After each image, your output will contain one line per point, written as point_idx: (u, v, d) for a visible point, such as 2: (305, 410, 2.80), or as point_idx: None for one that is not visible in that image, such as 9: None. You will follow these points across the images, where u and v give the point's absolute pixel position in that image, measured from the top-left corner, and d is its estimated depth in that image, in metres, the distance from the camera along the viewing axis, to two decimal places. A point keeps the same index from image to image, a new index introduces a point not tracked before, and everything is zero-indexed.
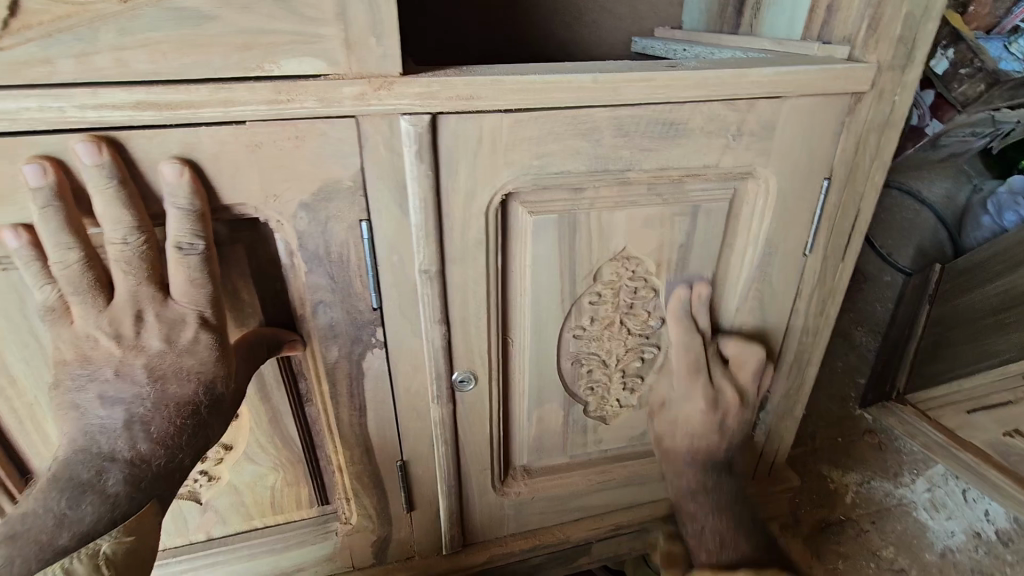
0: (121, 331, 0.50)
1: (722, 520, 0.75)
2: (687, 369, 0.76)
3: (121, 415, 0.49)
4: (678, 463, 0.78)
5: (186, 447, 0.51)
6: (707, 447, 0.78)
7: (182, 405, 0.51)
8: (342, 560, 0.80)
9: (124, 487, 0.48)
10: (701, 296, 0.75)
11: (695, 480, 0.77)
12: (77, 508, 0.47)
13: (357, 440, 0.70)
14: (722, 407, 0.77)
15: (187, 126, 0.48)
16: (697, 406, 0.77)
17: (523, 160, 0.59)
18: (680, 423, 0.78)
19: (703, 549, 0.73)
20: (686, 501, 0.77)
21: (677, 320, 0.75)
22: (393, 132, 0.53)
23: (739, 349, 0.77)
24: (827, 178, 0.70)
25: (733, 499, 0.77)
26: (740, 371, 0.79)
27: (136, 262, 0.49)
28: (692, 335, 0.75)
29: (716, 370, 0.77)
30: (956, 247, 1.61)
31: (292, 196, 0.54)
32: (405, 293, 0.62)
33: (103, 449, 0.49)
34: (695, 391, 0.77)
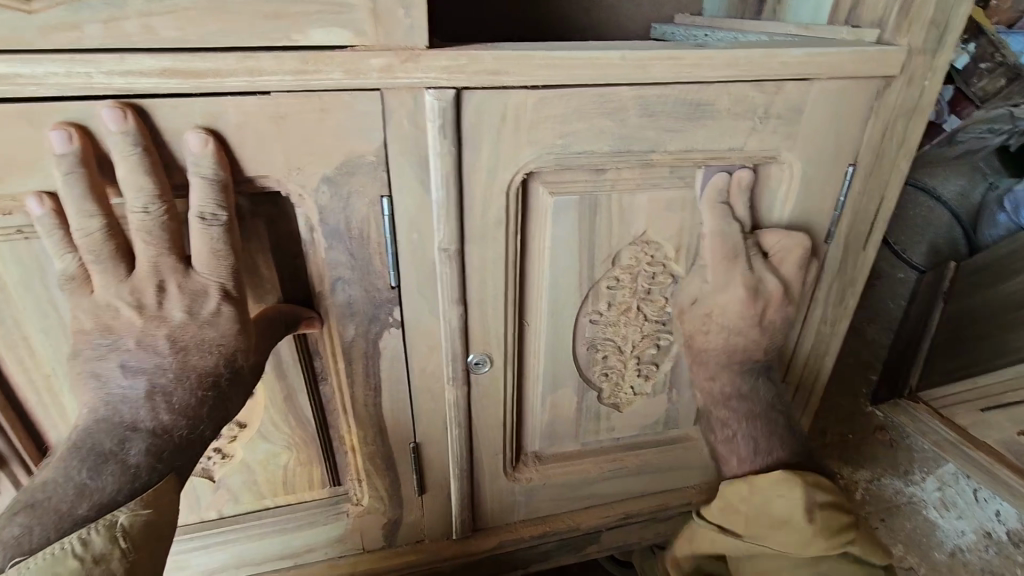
0: (143, 300, 0.50)
1: (758, 426, 0.73)
2: (723, 257, 0.69)
3: (143, 385, 0.49)
4: (709, 365, 0.74)
5: (207, 418, 0.51)
6: (744, 346, 0.72)
7: (203, 376, 0.51)
8: (352, 542, 0.80)
9: (145, 458, 0.48)
10: (742, 183, 0.68)
11: (730, 383, 0.74)
12: (99, 477, 0.46)
13: (372, 419, 0.69)
14: (763, 297, 0.70)
15: (212, 95, 0.48)
16: (733, 296, 0.69)
17: (547, 140, 0.58)
18: (714, 318, 0.71)
19: (733, 454, 0.73)
20: (716, 408, 0.74)
21: (712, 207, 0.67)
22: (418, 107, 0.53)
23: (784, 240, 0.70)
24: (852, 165, 0.69)
25: (769, 402, 0.74)
26: (783, 265, 0.71)
27: (159, 232, 0.49)
28: (729, 220, 0.68)
29: (755, 259, 0.70)
30: (971, 244, 1.61)
31: (314, 169, 0.53)
32: (423, 273, 0.61)
33: (125, 419, 0.48)
34: (733, 278, 0.69)
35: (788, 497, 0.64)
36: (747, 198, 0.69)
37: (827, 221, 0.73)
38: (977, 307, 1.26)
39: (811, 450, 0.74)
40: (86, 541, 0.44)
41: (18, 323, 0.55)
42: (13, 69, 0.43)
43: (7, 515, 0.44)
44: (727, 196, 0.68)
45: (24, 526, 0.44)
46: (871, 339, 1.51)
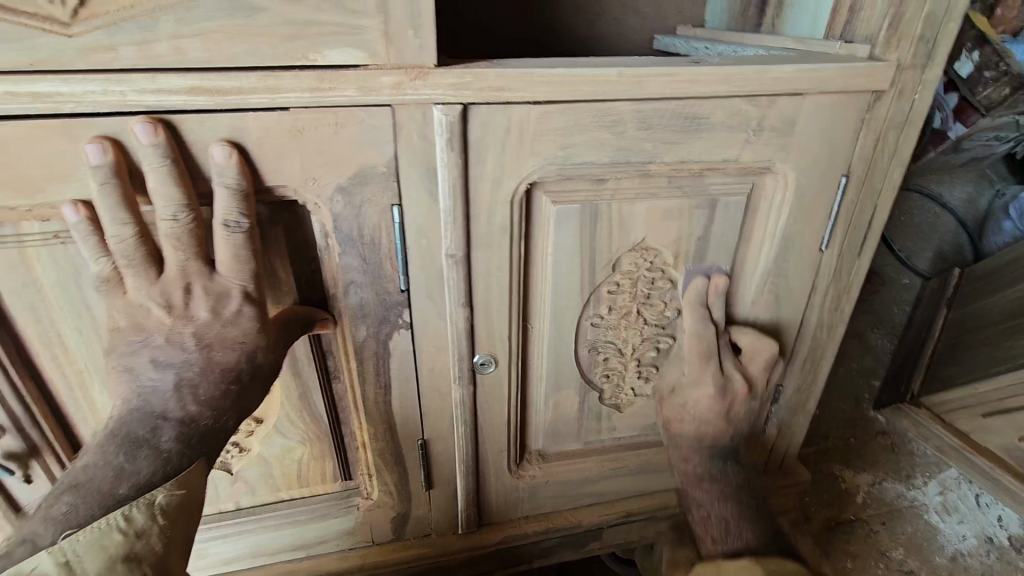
0: (171, 301, 0.53)
1: (727, 508, 0.76)
2: (698, 357, 0.76)
3: (172, 378, 0.53)
4: (684, 449, 0.80)
5: (230, 411, 0.54)
6: (713, 435, 0.79)
7: (227, 370, 0.54)
8: (362, 534, 0.83)
9: (175, 445, 0.52)
10: (718, 287, 0.76)
11: (700, 467, 0.79)
12: (135, 461, 0.50)
13: (381, 417, 0.73)
14: (731, 396, 0.78)
15: (235, 110, 0.52)
16: (705, 392, 0.77)
17: (549, 151, 0.61)
18: (688, 412, 0.79)
19: (708, 533, 0.75)
20: (692, 487, 0.78)
21: (693, 308, 0.76)
22: (427, 120, 0.56)
23: (752, 341, 0.78)
24: (845, 175, 0.71)
25: (740, 487, 0.78)
26: (750, 363, 0.80)
27: (187, 238, 0.52)
28: (705, 324, 0.76)
29: (726, 359, 0.78)
30: (976, 250, 1.62)
31: (329, 179, 0.57)
32: (432, 278, 0.65)
33: (157, 409, 0.52)
34: (705, 377, 0.77)
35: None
36: (722, 300, 0.77)
37: (802, 298, 0.80)
38: (977, 314, 1.26)
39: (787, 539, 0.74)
40: (129, 517, 0.47)
41: (52, 322, 0.59)
42: (56, 88, 0.47)
43: (54, 495, 0.48)
44: (707, 299, 0.77)
45: (71, 503, 0.47)
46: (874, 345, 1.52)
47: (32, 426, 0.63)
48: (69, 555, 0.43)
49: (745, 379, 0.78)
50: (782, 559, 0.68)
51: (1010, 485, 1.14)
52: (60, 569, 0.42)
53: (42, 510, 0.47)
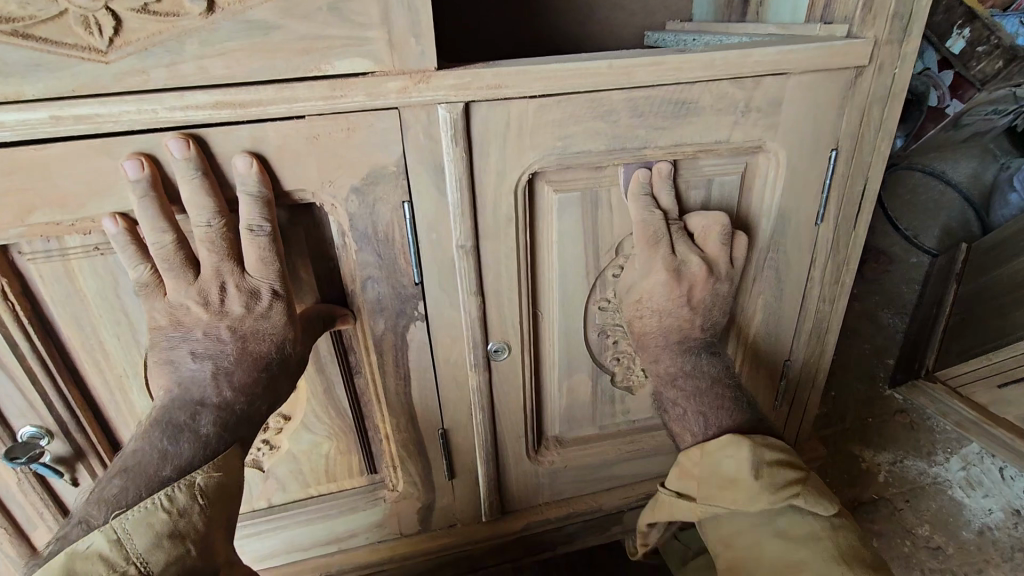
0: (208, 298, 0.57)
1: (706, 401, 0.74)
2: (647, 239, 0.72)
3: (209, 367, 0.57)
4: (652, 346, 0.77)
5: (262, 395, 0.58)
6: (674, 323, 0.76)
7: (259, 359, 0.58)
8: (390, 526, 0.86)
9: (213, 428, 0.55)
10: (663, 173, 0.71)
11: (673, 365, 0.76)
12: (178, 445, 0.53)
13: (403, 408, 0.76)
14: (686, 279, 0.74)
15: (256, 123, 0.56)
16: (656, 280, 0.73)
17: (548, 142, 0.65)
18: (643, 302, 0.75)
19: (686, 430, 0.74)
20: (665, 387, 0.77)
21: (638, 202, 0.71)
22: (431, 120, 0.60)
23: (704, 220, 0.74)
24: (835, 149, 0.74)
25: (716, 375, 0.76)
26: (706, 243, 0.75)
27: (219, 242, 0.56)
28: (650, 210, 0.71)
29: (678, 240, 0.73)
30: (983, 223, 1.66)
31: (345, 181, 0.61)
32: (444, 268, 0.68)
33: (196, 397, 0.56)
34: (655, 263, 0.72)
35: (732, 454, 0.66)
36: (669, 184, 0.72)
37: (810, 241, 0.80)
38: (989, 286, 1.28)
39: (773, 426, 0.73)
40: (172, 497, 0.49)
41: (93, 329, 0.63)
42: (95, 110, 0.52)
43: (107, 479, 0.51)
44: (652, 186, 0.72)
45: (121, 485, 0.50)
46: (885, 324, 1.53)
47: (78, 431, 0.67)
48: (120, 532, 0.46)
49: (701, 261, 0.73)
50: (768, 441, 0.67)
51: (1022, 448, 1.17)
52: (113, 546, 0.45)
53: (96, 493, 0.51)
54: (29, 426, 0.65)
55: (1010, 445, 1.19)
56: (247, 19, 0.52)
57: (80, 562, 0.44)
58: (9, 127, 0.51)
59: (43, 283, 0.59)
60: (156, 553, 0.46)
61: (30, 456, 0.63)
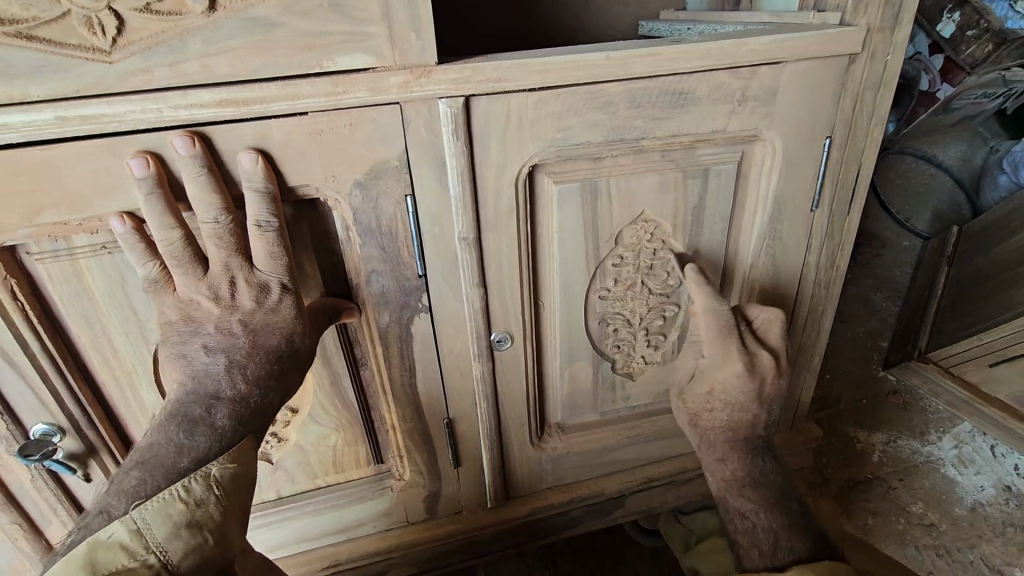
0: (218, 292, 0.58)
1: (775, 519, 0.76)
2: (717, 334, 0.78)
3: (223, 360, 0.58)
4: (716, 442, 0.82)
5: (274, 388, 0.59)
6: (745, 420, 0.82)
7: (270, 352, 0.59)
8: (397, 515, 0.88)
9: (228, 420, 0.56)
10: None
11: (740, 470, 0.80)
12: (194, 437, 0.54)
13: (409, 399, 0.77)
14: (759, 372, 0.80)
15: (258, 119, 0.57)
16: (732, 371, 0.79)
17: (547, 134, 0.66)
18: (715, 394, 0.81)
19: (754, 547, 0.75)
20: (733, 493, 0.80)
21: (702, 290, 0.77)
22: (432, 115, 0.61)
23: (763, 313, 0.80)
24: (829, 137, 0.75)
25: (780, 493, 0.79)
26: (768, 336, 0.81)
27: (227, 237, 0.57)
28: (719, 300, 0.77)
29: (747, 335, 0.80)
30: (974, 206, 1.68)
31: (347, 176, 0.62)
32: (447, 260, 0.69)
33: (210, 390, 0.57)
34: (729, 357, 0.79)
35: None
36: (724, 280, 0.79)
37: (805, 229, 0.82)
38: (978, 268, 1.30)
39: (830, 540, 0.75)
40: (188, 488, 0.49)
41: (102, 327, 0.64)
42: (100, 110, 0.52)
43: (124, 471, 0.52)
44: (711, 272, 0.78)
45: (140, 477, 0.51)
46: (879, 308, 1.55)
47: (90, 427, 0.68)
48: (139, 523, 0.46)
49: (771, 356, 0.80)
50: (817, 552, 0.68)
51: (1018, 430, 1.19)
52: (133, 535, 0.45)
53: (115, 485, 0.51)
54: (41, 423, 0.66)
55: (1004, 424, 1.22)
56: (249, 17, 0.53)
57: (101, 553, 0.43)
58: (16, 128, 0.51)
59: (51, 282, 0.60)
60: (176, 541, 0.46)
61: (43, 454, 0.64)
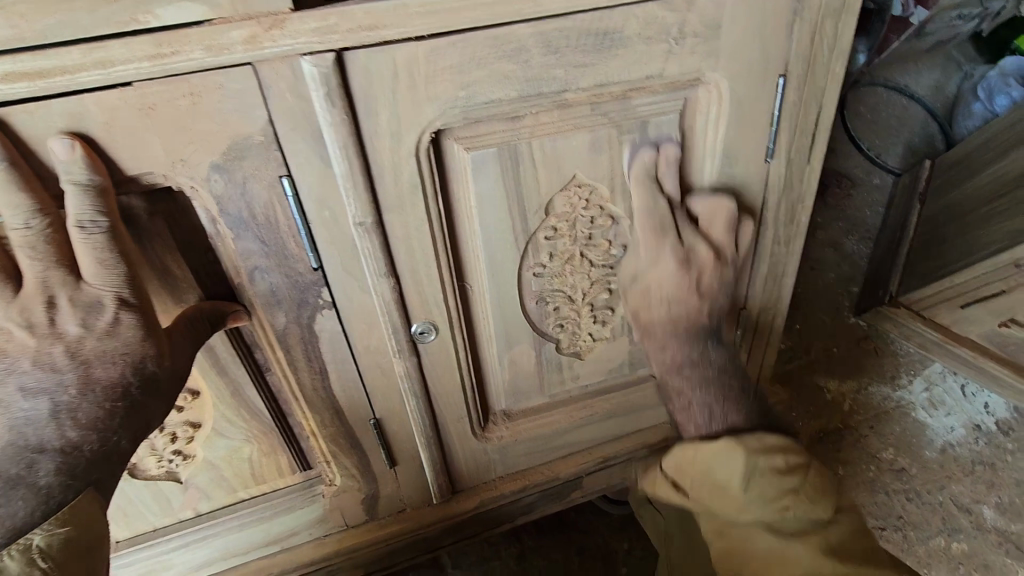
0: (33, 319, 0.48)
1: (710, 392, 0.72)
2: (652, 233, 0.69)
3: (46, 404, 0.49)
4: (659, 338, 0.74)
5: (120, 430, 0.51)
6: (686, 314, 0.73)
7: (111, 388, 0.50)
8: (335, 519, 0.81)
9: (55, 478, 0.49)
10: (669, 158, 0.67)
11: (682, 351, 0.73)
12: (10, 504, 0.48)
13: (326, 403, 0.69)
14: (696, 266, 0.71)
15: (68, 95, 0.45)
16: (665, 269, 0.71)
17: (448, 93, 0.55)
18: (651, 292, 0.72)
19: (690, 421, 0.72)
20: (671, 375, 0.74)
21: (640, 186, 0.67)
22: (297, 76, 0.49)
23: (709, 205, 0.70)
24: (784, 75, 0.65)
25: (721, 368, 0.73)
26: (711, 229, 0.72)
27: (43, 245, 0.47)
28: (652, 196, 0.68)
29: (684, 227, 0.71)
30: (947, 138, 1.61)
31: (200, 158, 0.51)
32: (345, 249, 0.59)
33: (31, 442, 0.49)
34: (662, 255, 0.70)
35: (728, 462, 0.63)
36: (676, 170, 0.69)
37: (760, 185, 0.73)
38: (954, 204, 1.23)
39: (777, 422, 0.73)
40: (2, 567, 0.46)
41: None
42: None
43: None
44: (656, 170, 0.68)
45: None
46: (850, 252, 1.46)
47: None
48: None
49: (720, 315, 0.76)
50: (763, 438, 0.65)
51: (992, 369, 1.17)
52: None
53: None
54: None
55: (976, 364, 1.18)
56: None
57: None
58: None
59: None
60: None
61: None
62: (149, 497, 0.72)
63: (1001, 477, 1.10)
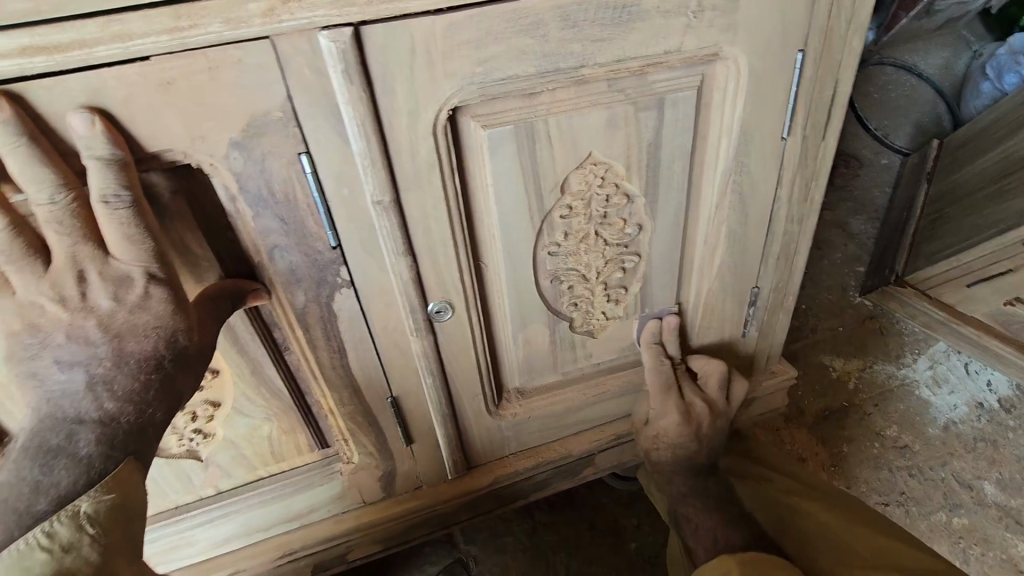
0: (65, 295, 0.49)
1: (712, 517, 0.81)
2: (659, 388, 0.86)
3: (82, 376, 0.49)
4: (663, 458, 0.88)
5: (156, 401, 0.51)
6: (689, 455, 0.87)
7: (145, 359, 0.50)
8: (353, 497, 0.83)
9: (95, 449, 0.49)
10: (671, 327, 0.84)
11: (682, 484, 0.86)
12: (53, 473, 0.47)
13: (344, 381, 0.70)
14: (696, 419, 0.86)
15: (86, 69, 0.45)
16: (672, 419, 0.85)
17: (465, 69, 0.54)
18: (660, 437, 0.87)
19: (700, 545, 0.79)
20: (680, 504, 0.84)
21: (648, 348, 0.85)
22: (315, 51, 0.49)
23: (705, 364, 0.87)
24: (801, 50, 0.65)
25: (721, 500, 0.83)
26: (707, 384, 0.88)
27: (69, 220, 0.48)
28: (661, 360, 0.85)
29: (686, 386, 0.87)
30: (954, 117, 1.60)
31: (219, 134, 0.50)
32: (363, 227, 0.59)
33: (70, 413, 0.49)
34: (669, 406, 0.85)
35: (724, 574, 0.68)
36: (687, 162, 0.70)
37: (774, 163, 0.73)
38: (961, 183, 1.22)
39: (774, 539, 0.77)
40: (52, 532, 0.44)
41: None
42: None
43: None
44: (660, 336, 0.85)
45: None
46: (856, 232, 1.46)
47: None
48: None
49: (704, 403, 0.86)
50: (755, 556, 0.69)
51: (997, 349, 1.18)
52: None
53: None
54: None
55: (981, 343, 1.19)
56: None
57: None
58: None
59: None
60: None
61: None
62: (170, 475, 0.73)
63: (1003, 454, 1.11)
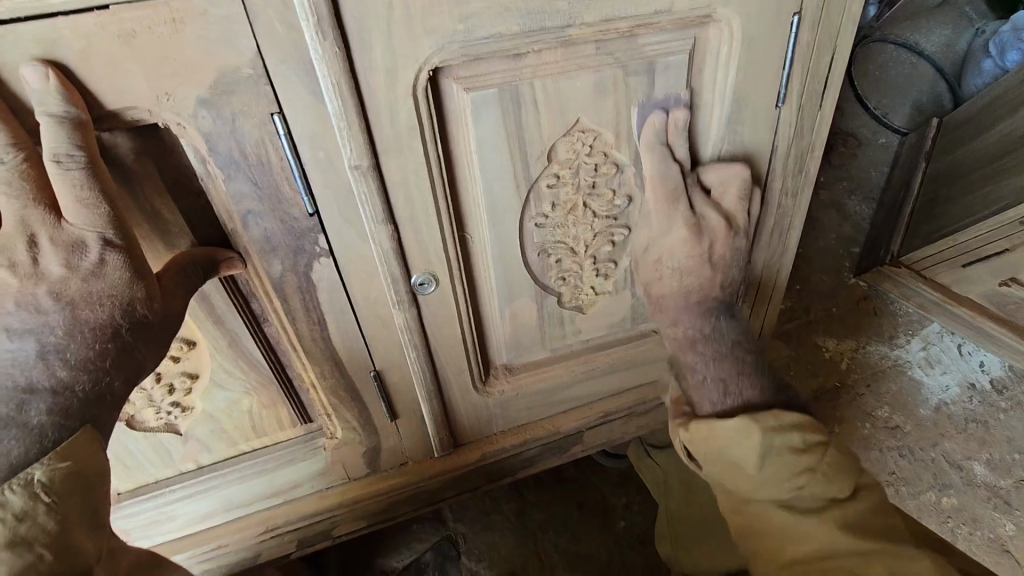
0: (14, 260, 0.46)
1: (724, 367, 0.70)
2: (664, 198, 0.68)
3: (33, 345, 0.48)
4: (670, 310, 0.74)
5: (114, 371, 0.51)
6: (699, 284, 0.73)
7: (100, 328, 0.49)
8: (337, 472, 0.82)
9: (48, 418, 0.48)
10: (678, 125, 0.66)
11: (692, 326, 0.73)
12: (2, 443, 0.47)
13: (324, 355, 0.68)
14: (709, 235, 0.71)
15: (39, 18, 0.42)
16: (677, 236, 0.70)
17: (446, 26, 0.52)
18: (664, 262, 0.72)
19: (705, 398, 0.69)
20: (685, 351, 0.72)
21: (653, 155, 0.66)
22: (286, 4, 0.46)
23: (721, 175, 0.70)
24: (798, 13, 0.62)
25: (737, 339, 0.72)
26: (723, 199, 0.72)
27: (20, 181, 0.45)
28: (666, 163, 0.67)
29: (696, 196, 0.70)
30: (955, 97, 1.57)
31: (186, 92, 0.48)
32: (341, 193, 0.57)
33: (20, 382, 0.47)
34: (676, 221, 0.70)
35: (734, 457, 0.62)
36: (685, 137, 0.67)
37: (768, 133, 0.71)
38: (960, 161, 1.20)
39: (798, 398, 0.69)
40: (4, 502, 0.45)
41: None
42: None
43: None
44: (666, 139, 0.67)
45: None
46: (852, 212, 1.45)
47: None
48: None
49: (721, 217, 0.71)
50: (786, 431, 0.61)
51: (991, 330, 1.16)
52: None
53: None
54: None
55: (975, 324, 1.18)
56: None
57: None
58: None
59: None
60: None
61: None
62: (148, 450, 0.71)
63: (993, 434, 1.11)
